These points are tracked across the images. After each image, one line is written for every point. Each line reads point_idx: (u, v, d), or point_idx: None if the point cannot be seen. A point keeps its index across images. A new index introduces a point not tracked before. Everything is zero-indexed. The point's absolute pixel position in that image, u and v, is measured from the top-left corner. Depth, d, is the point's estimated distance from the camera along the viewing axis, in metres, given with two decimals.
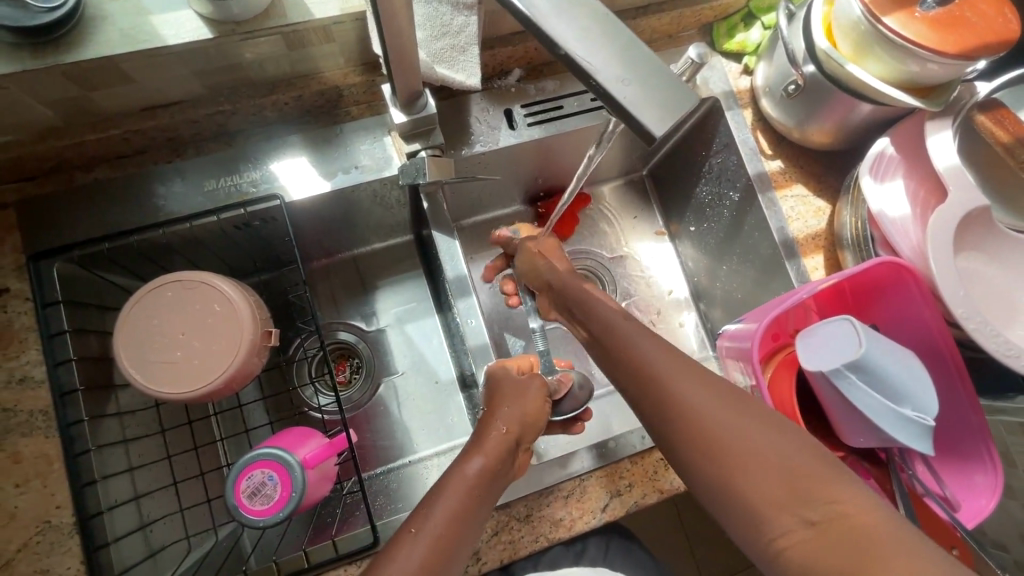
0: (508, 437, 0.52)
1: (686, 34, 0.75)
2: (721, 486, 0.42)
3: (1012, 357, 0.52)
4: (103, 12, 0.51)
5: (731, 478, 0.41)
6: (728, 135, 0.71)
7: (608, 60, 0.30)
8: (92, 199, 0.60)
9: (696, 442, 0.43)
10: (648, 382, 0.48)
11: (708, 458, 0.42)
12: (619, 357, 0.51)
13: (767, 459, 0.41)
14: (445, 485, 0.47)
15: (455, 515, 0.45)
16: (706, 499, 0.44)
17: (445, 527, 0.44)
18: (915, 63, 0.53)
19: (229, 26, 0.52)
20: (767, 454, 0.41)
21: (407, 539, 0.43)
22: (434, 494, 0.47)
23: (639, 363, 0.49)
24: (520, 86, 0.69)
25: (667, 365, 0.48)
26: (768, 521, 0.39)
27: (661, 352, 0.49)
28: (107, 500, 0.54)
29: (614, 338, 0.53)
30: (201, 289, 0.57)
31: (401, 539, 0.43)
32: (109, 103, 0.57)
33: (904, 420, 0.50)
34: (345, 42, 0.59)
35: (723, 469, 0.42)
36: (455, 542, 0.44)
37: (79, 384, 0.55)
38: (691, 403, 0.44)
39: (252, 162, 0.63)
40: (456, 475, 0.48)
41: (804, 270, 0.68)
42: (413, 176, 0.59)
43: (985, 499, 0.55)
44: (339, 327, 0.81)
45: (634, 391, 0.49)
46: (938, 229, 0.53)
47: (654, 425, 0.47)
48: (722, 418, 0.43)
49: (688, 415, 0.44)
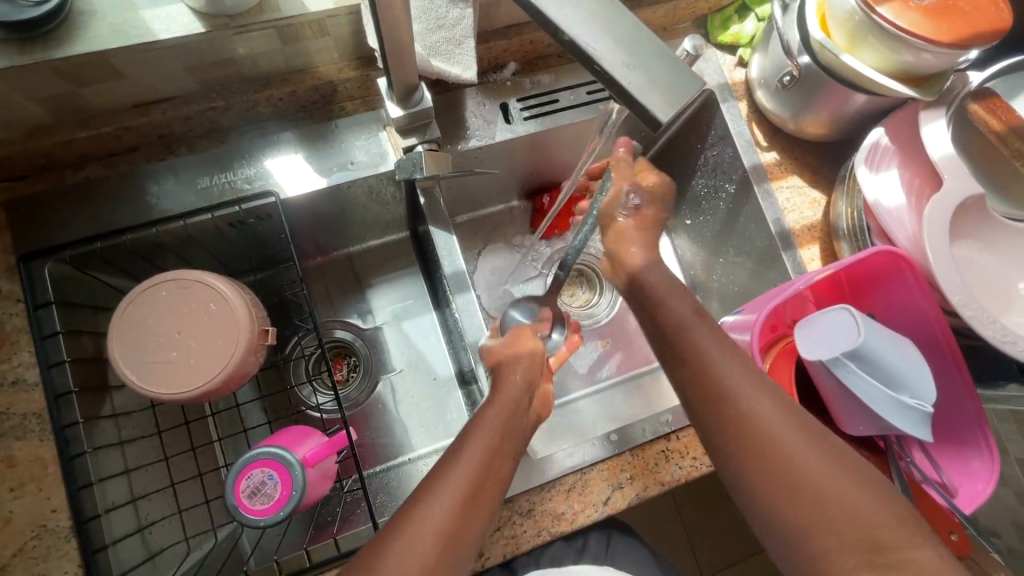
0: (513, 394, 0.53)
1: (681, 27, 0.75)
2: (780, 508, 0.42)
3: (1008, 343, 0.52)
4: (92, 5, 0.50)
5: (794, 505, 0.42)
6: (724, 128, 0.69)
7: (613, 47, 0.30)
8: (84, 198, 0.59)
9: (759, 465, 0.43)
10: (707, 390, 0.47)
11: (761, 468, 0.43)
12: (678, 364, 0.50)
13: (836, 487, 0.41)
14: (456, 465, 0.46)
15: (466, 493, 0.45)
16: (753, 518, 0.44)
17: (452, 511, 0.43)
18: (909, 53, 0.54)
19: (222, 20, 0.51)
20: (831, 483, 0.41)
21: (415, 523, 0.42)
22: (440, 478, 0.45)
23: (704, 368, 0.48)
24: (516, 80, 0.69)
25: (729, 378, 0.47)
26: (831, 558, 0.40)
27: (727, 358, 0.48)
28: (104, 502, 0.54)
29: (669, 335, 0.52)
30: (197, 288, 0.56)
31: (404, 525, 0.42)
32: (100, 100, 0.56)
33: (903, 407, 0.50)
34: (339, 36, 0.59)
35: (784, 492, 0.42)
36: (467, 523, 0.44)
37: (73, 386, 0.55)
38: (755, 420, 0.44)
39: (246, 159, 0.63)
40: (472, 449, 0.47)
41: (801, 262, 0.68)
42: (411, 171, 0.59)
43: (982, 484, 0.56)
44: (335, 325, 0.80)
45: (685, 387, 0.49)
46: (935, 217, 0.54)
47: (702, 424, 0.48)
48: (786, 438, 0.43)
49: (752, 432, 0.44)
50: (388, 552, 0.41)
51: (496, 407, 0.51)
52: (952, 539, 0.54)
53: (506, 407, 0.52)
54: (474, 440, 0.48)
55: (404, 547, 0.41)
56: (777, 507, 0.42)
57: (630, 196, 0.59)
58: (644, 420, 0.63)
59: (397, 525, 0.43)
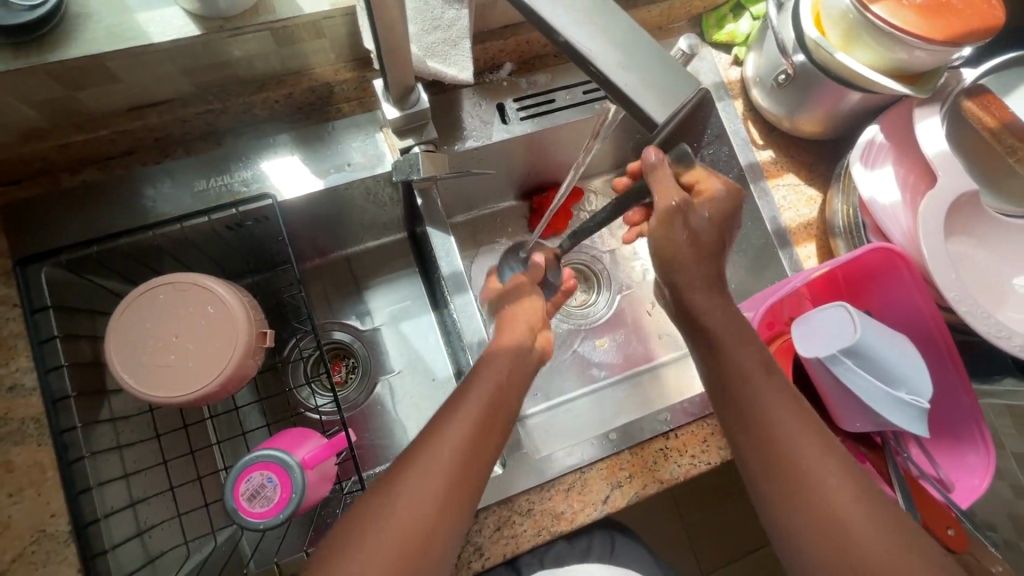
0: (514, 351, 0.55)
1: (676, 26, 0.75)
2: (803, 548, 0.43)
3: (1003, 338, 0.53)
4: (86, 9, 0.50)
5: (816, 533, 0.42)
6: (719, 127, 0.71)
7: (609, 48, 0.31)
8: (81, 203, 0.59)
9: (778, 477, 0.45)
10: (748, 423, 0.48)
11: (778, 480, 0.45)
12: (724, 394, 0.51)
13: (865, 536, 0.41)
14: (463, 404, 0.48)
15: (474, 428, 0.46)
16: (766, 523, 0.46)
17: (462, 442, 0.45)
18: (903, 50, 0.54)
19: (217, 22, 0.51)
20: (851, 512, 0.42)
21: (427, 455, 0.44)
22: (448, 415, 0.47)
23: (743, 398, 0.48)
24: (512, 80, 0.69)
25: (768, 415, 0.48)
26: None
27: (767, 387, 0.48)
28: (104, 507, 0.54)
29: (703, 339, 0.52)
30: (195, 291, 0.56)
31: (415, 455, 0.44)
32: (95, 103, 0.56)
33: (899, 403, 0.51)
34: (335, 37, 0.59)
35: (811, 529, 0.42)
36: (477, 457, 0.46)
37: (71, 390, 0.54)
38: (793, 455, 0.45)
39: (242, 162, 0.63)
40: (478, 389, 0.49)
41: (797, 259, 0.68)
42: (408, 172, 0.59)
43: (979, 478, 0.56)
44: (333, 326, 0.80)
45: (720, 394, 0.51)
46: (929, 214, 0.54)
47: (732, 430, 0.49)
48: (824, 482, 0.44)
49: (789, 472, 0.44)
50: (403, 482, 0.43)
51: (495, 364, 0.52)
52: (950, 534, 0.53)
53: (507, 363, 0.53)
54: (477, 380, 0.50)
55: (417, 475, 0.43)
56: (799, 532, 0.43)
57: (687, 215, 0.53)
58: (643, 419, 0.63)
59: (408, 457, 0.44)
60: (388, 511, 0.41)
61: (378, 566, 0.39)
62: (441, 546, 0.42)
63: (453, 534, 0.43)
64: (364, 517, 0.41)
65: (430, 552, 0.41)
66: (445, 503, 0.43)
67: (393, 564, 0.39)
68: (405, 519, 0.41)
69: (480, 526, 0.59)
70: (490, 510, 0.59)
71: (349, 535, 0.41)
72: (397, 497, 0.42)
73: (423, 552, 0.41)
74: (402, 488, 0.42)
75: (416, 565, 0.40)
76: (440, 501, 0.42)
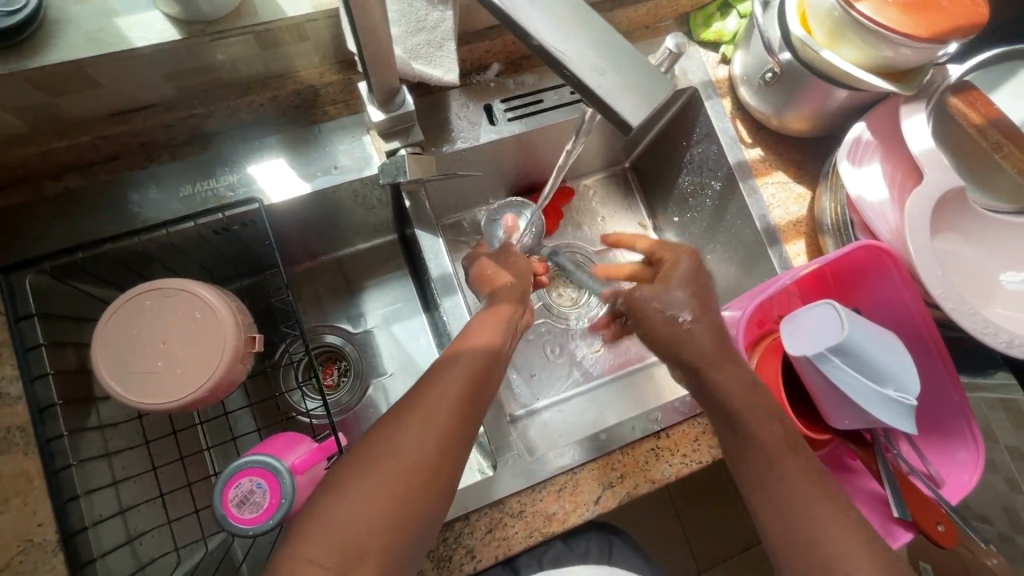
0: (496, 322, 0.57)
1: (664, 24, 0.75)
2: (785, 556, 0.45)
3: (988, 334, 0.53)
4: (67, 14, 0.49)
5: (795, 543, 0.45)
6: (708, 126, 0.72)
7: (583, 50, 0.30)
8: (65, 210, 0.59)
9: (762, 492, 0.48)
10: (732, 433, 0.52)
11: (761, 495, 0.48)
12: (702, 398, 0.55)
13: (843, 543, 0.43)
14: (459, 358, 0.52)
15: (469, 380, 0.50)
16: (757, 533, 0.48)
17: (460, 391, 0.49)
18: (888, 48, 0.54)
19: (199, 26, 0.51)
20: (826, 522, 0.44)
21: (429, 400, 0.47)
22: (445, 367, 0.51)
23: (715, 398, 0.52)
24: (499, 81, 0.69)
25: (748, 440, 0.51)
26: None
27: (737, 391, 0.52)
28: (92, 515, 0.53)
29: (680, 354, 0.55)
30: (181, 296, 0.55)
31: (418, 400, 0.47)
32: (77, 109, 0.55)
33: (886, 400, 0.51)
34: (319, 40, 0.58)
35: (797, 539, 0.45)
36: (472, 406, 0.49)
37: (57, 398, 0.54)
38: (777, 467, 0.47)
39: (228, 166, 0.62)
40: (467, 353, 0.52)
41: (787, 257, 0.68)
42: (394, 174, 0.58)
43: (968, 474, 0.57)
44: (324, 330, 0.80)
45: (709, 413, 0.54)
46: (916, 212, 0.54)
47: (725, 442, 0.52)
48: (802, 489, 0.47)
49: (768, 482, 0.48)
50: (407, 423, 0.46)
51: (475, 329, 0.56)
52: (939, 529, 0.53)
53: (488, 330, 0.56)
54: (466, 345, 0.53)
55: (419, 418, 0.46)
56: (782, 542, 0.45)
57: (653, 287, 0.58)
58: (634, 419, 0.63)
59: (411, 402, 0.47)
60: (394, 450, 0.44)
61: (385, 497, 0.42)
62: (443, 482, 0.45)
63: (453, 472, 0.46)
64: (372, 453, 0.44)
65: (433, 487, 0.44)
66: (445, 445, 0.46)
67: (398, 496, 0.43)
68: (409, 457, 0.44)
69: (471, 528, 0.58)
70: (481, 512, 0.59)
71: (356, 467, 0.43)
72: (402, 437, 0.45)
73: (425, 486, 0.44)
74: (406, 428, 0.45)
75: (418, 498, 0.44)
76: (437, 449, 0.45)
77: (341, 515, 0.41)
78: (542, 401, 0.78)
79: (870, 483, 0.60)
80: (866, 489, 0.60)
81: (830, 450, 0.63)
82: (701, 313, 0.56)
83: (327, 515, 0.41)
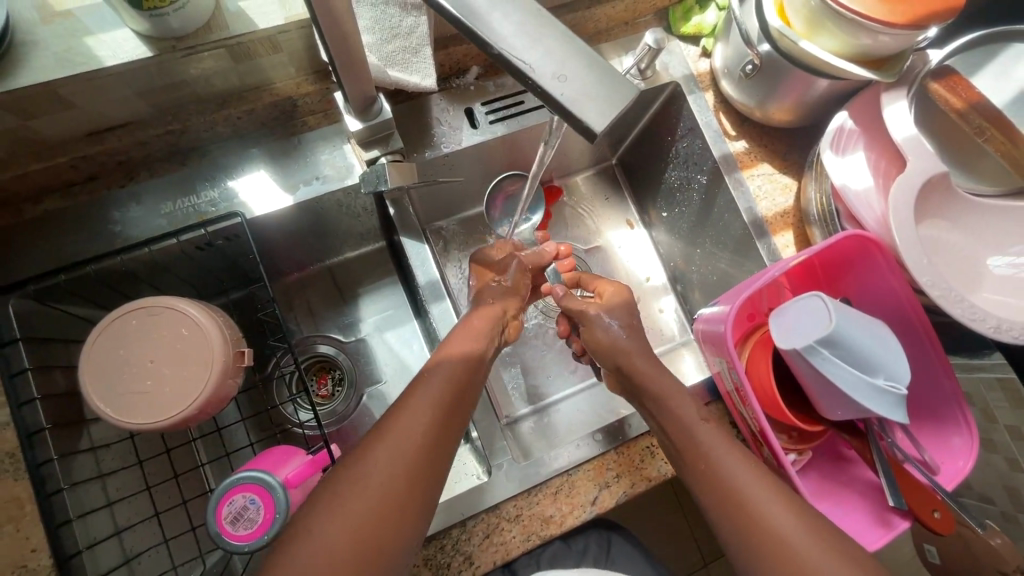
0: (469, 330, 0.58)
1: (643, 20, 0.74)
2: (736, 548, 0.47)
3: (977, 321, 0.53)
4: (35, 35, 0.48)
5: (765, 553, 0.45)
6: (691, 119, 0.72)
7: (543, 59, 0.30)
8: (46, 233, 0.58)
9: (728, 510, 0.48)
10: (701, 433, 0.52)
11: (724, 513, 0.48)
12: (665, 404, 0.55)
13: (815, 545, 0.44)
14: (443, 362, 0.53)
15: (439, 406, 0.49)
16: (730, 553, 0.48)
17: (430, 418, 0.48)
18: (867, 36, 0.53)
19: (169, 42, 0.50)
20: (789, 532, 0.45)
21: (412, 406, 0.48)
22: (428, 371, 0.52)
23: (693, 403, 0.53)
24: (480, 84, 0.68)
25: (726, 443, 0.51)
26: None
27: None
28: (87, 537, 0.53)
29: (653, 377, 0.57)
30: (167, 315, 0.55)
31: (387, 430, 0.47)
32: (53, 131, 0.55)
33: (877, 389, 0.51)
34: (293, 51, 0.58)
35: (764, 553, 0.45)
36: (444, 431, 0.49)
37: (46, 422, 0.53)
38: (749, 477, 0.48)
39: (209, 181, 0.62)
40: (446, 358, 0.54)
41: (775, 248, 0.68)
42: (375, 183, 0.58)
43: (963, 460, 0.57)
44: (316, 339, 0.80)
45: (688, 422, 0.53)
46: (901, 199, 0.54)
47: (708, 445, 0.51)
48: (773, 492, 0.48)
49: (732, 482, 0.48)
50: (375, 454, 0.45)
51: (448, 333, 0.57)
52: (935, 516, 0.54)
53: (471, 339, 0.57)
54: (440, 355, 0.54)
55: (388, 449, 0.45)
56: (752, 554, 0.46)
57: (607, 321, 0.63)
58: (629, 416, 0.63)
59: (381, 432, 0.47)
60: (362, 484, 0.43)
61: (377, 499, 0.43)
62: (415, 513, 0.44)
63: (435, 483, 0.46)
64: (356, 461, 0.44)
65: (423, 487, 0.45)
66: (431, 444, 0.47)
67: (385, 502, 0.43)
68: (378, 489, 0.43)
69: (469, 534, 0.58)
70: (478, 518, 0.59)
71: (347, 469, 0.44)
72: (369, 470, 0.44)
73: (396, 519, 0.43)
74: (394, 431, 0.46)
75: (407, 499, 0.44)
76: (425, 449, 0.46)
77: (310, 555, 0.40)
78: (541, 402, 0.78)
79: (867, 473, 0.60)
80: (863, 479, 0.60)
81: (826, 441, 0.63)
82: (632, 331, 0.62)
83: (294, 556, 0.40)
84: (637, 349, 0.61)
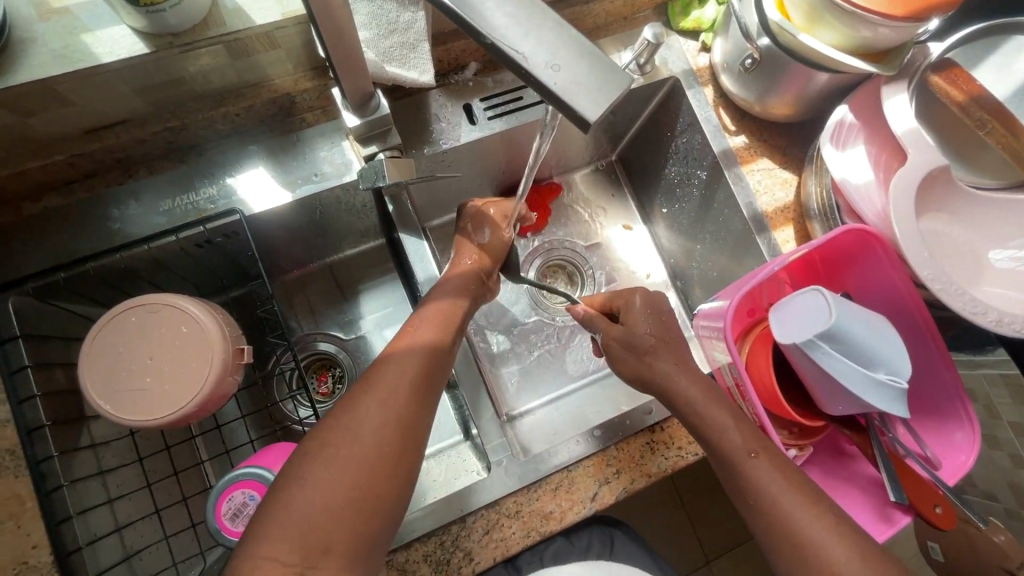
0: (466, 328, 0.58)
1: (642, 15, 0.74)
2: None
3: (978, 315, 0.52)
4: (32, 32, 0.48)
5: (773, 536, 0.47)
6: (690, 115, 0.71)
7: (536, 48, 0.30)
8: (46, 229, 0.59)
9: None
10: None
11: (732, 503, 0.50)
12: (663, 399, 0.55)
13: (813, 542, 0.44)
14: (410, 346, 0.52)
15: (420, 369, 0.50)
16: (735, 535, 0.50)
17: (411, 381, 0.49)
18: (867, 29, 0.53)
19: (167, 38, 0.50)
20: None
21: (382, 390, 0.47)
22: (396, 353, 0.51)
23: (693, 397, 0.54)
24: (478, 80, 0.68)
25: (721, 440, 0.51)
26: None
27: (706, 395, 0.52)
28: (87, 534, 0.53)
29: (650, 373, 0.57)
30: (167, 312, 0.55)
31: (368, 393, 0.47)
32: (49, 129, 0.55)
33: (878, 383, 0.51)
34: (290, 47, 0.58)
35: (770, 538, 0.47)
36: (430, 390, 0.50)
37: (46, 419, 0.53)
38: None
39: (208, 178, 0.62)
40: (416, 340, 0.52)
41: (775, 244, 0.67)
42: (372, 180, 0.57)
43: (964, 455, 0.57)
44: (316, 337, 0.80)
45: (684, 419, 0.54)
46: (901, 193, 0.53)
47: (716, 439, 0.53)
48: (771, 490, 0.49)
49: None
50: (366, 409, 0.46)
51: (437, 322, 0.56)
52: (937, 512, 0.54)
53: (438, 323, 0.56)
54: (415, 336, 0.53)
55: (374, 413, 0.46)
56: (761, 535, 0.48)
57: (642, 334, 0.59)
58: (629, 411, 0.63)
59: (357, 400, 0.47)
60: (346, 450, 0.44)
61: (347, 489, 0.42)
62: (400, 478, 0.45)
63: (409, 468, 0.46)
64: (324, 450, 0.44)
65: (396, 475, 0.45)
66: (403, 429, 0.46)
67: (356, 490, 0.43)
68: (366, 449, 0.44)
69: (468, 531, 0.58)
70: (478, 514, 0.59)
71: (314, 457, 0.43)
72: (337, 458, 0.43)
73: (388, 477, 0.44)
74: (363, 418, 0.45)
75: (379, 487, 0.44)
76: (395, 433, 0.46)
77: (300, 516, 0.41)
78: (542, 399, 0.78)
79: (868, 469, 0.60)
80: (864, 475, 0.60)
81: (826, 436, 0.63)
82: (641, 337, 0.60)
83: (285, 518, 0.41)
84: (642, 357, 0.59)
